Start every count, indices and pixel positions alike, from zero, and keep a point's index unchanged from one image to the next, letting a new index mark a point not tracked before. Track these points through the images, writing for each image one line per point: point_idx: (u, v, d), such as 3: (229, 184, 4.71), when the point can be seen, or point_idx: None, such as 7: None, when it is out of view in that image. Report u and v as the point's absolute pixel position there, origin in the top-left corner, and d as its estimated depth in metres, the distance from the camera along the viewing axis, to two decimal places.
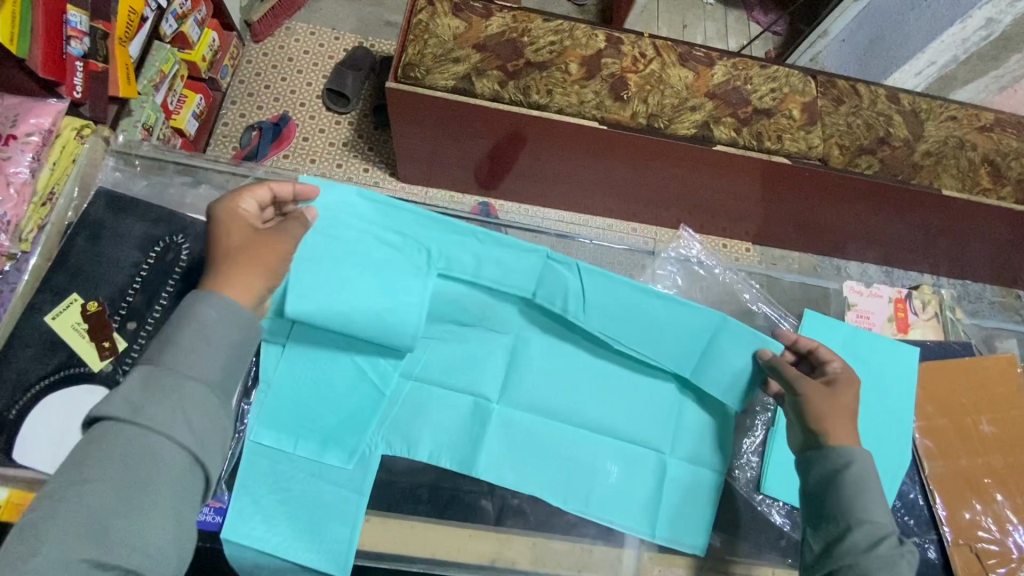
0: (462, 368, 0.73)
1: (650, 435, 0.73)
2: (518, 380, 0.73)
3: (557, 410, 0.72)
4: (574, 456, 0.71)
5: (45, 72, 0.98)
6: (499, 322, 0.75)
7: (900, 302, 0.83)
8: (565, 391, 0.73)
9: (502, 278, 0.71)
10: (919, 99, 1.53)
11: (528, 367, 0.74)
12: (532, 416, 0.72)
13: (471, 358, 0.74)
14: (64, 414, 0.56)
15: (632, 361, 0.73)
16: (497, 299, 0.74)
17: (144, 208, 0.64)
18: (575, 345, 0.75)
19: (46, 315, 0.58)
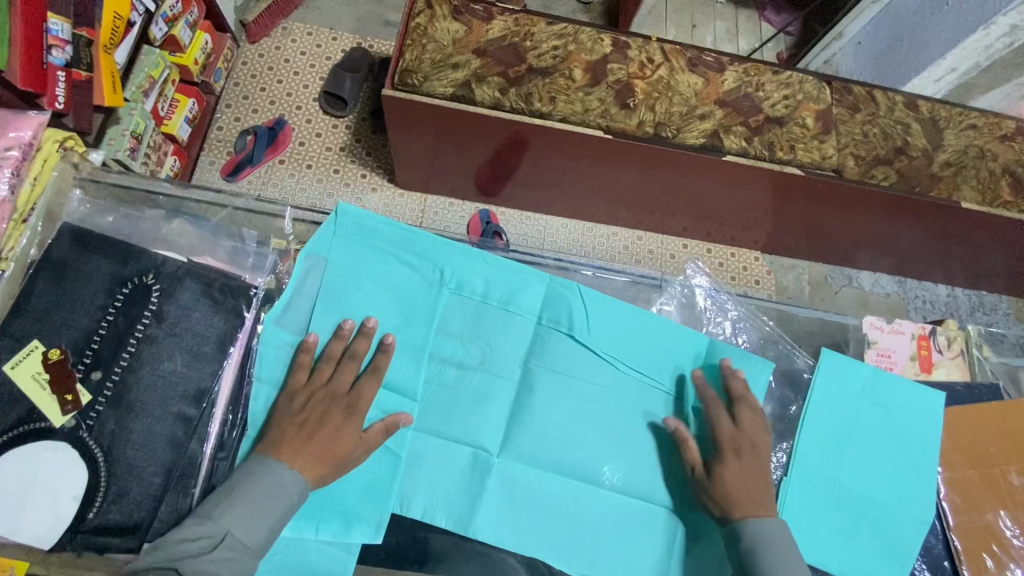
0: (464, 414, 0.66)
1: (659, 478, 0.68)
2: (523, 425, 0.67)
3: (564, 457, 0.67)
4: (578, 506, 0.66)
5: (24, 84, 0.93)
6: (505, 360, 0.68)
7: (924, 339, 0.76)
8: (572, 430, 0.67)
9: (509, 299, 0.70)
10: (938, 106, 1.46)
11: (535, 411, 0.67)
12: (536, 463, 0.66)
13: (473, 403, 0.67)
14: (22, 473, 0.52)
15: (640, 394, 0.69)
16: (506, 328, 0.69)
17: (112, 245, 0.59)
18: (586, 383, 0.69)
19: (4, 364, 0.54)
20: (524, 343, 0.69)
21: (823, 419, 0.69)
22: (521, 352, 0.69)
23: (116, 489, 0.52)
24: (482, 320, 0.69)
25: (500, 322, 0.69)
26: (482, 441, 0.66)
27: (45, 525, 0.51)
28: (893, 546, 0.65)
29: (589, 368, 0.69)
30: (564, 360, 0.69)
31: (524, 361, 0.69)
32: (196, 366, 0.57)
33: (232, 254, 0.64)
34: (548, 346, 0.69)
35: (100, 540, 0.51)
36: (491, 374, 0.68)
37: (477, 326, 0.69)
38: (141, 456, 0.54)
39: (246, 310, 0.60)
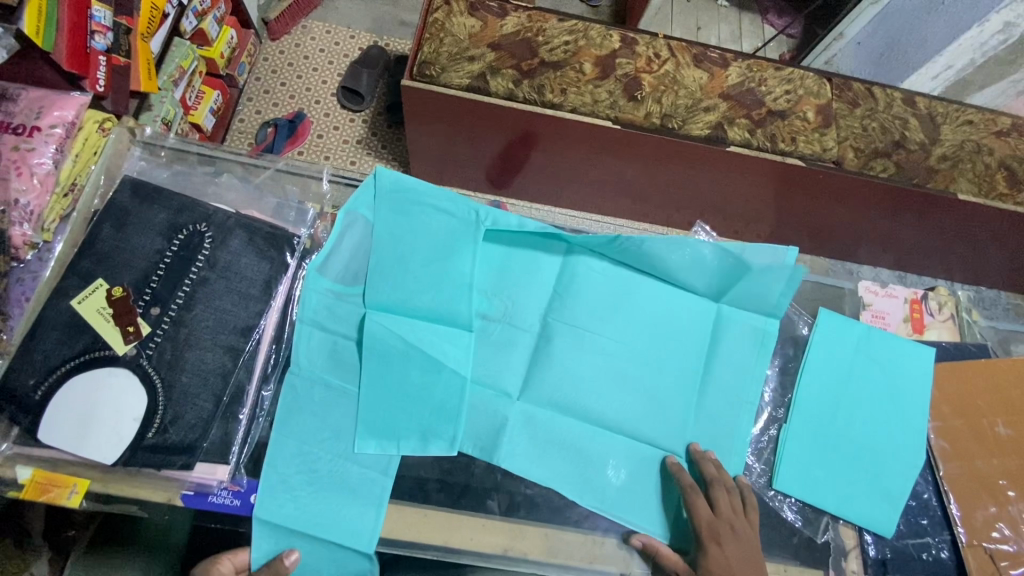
0: (488, 359, 0.71)
1: (666, 426, 0.72)
2: (543, 373, 0.72)
3: (581, 402, 0.71)
4: (590, 447, 0.70)
5: (69, 65, 0.96)
6: (524, 314, 0.74)
7: (917, 303, 0.83)
8: (586, 378, 0.72)
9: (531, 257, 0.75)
10: (935, 103, 1.52)
11: (554, 359, 0.73)
12: (554, 406, 0.71)
13: (496, 351, 0.72)
14: (87, 396, 0.58)
15: (651, 348, 0.74)
16: (526, 284, 0.75)
17: (166, 197, 0.65)
18: (602, 336, 0.74)
19: (72, 299, 0.60)
20: (543, 298, 0.75)
21: (820, 372, 0.74)
22: (541, 307, 0.75)
23: (172, 412, 0.58)
24: (505, 276, 0.75)
25: (520, 279, 0.75)
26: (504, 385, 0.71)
27: (108, 442, 0.57)
28: (886, 486, 0.70)
29: (604, 322, 0.74)
30: (580, 314, 0.74)
31: (543, 315, 0.74)
32: (243, 306, 0.63)
33: (275, 208, 0.70)
34: (566, 301, 0.75)
35: (158, 456, 0.57)
36: (513, 324, 0.73)
37: (500, 282, 0.74)
38: (195, 383, 0.59)
39: (289, 257, 0.66)
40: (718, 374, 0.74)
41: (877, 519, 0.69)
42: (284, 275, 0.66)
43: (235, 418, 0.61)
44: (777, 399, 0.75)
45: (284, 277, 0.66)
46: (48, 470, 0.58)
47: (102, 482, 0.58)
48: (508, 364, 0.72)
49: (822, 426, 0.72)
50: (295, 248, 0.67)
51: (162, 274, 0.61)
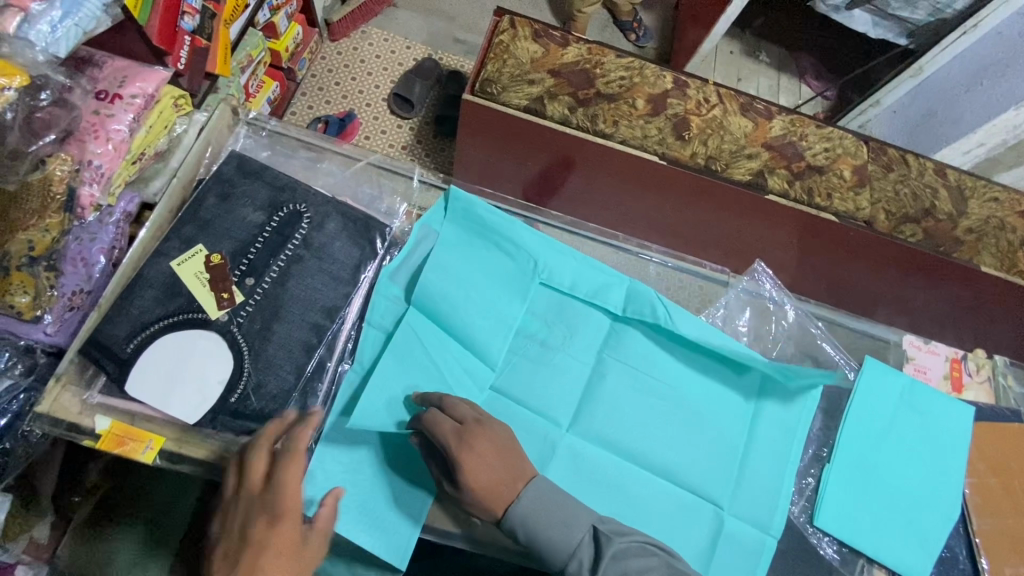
0: (542, 392, 0.71)
1: (705, 475, 0.71)
2: (592, 409, 0.72)
3: (623, 440, 0.71)
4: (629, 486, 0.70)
5: (159, 41, 0.99)
6: (583, 346, 0.74)
7: (957, 362, 0.85)
8: (634, 417, 0.72)
9: (593, 292, 0.76)
10: (965, 177, 1.58)
11: (604, 398, 0.72)
12: (604, 443, 0.71)
13: (549, 380, 0.72)
14: (176, 355, 0.59)
15: (696, 395, 0.75)
16: (585, 317, 0.75)
17: (268, 175, 0.68)
18: (656, 379, 0.74)
19: (172, 261, 0.62)
20: (598, 334, 0.75)
21: (865, 415, 0.76)
22: (596, 343, 0.75)
23: (256, 380, 0.60)
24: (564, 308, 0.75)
25: (581, 310, 0.75)
26: (553, 418, 0.71)
27: (192, 402, 0.58)
28: (922, 535, 0.72)
29: (656, 366, 0.75)
30: (633, 355, 0.75)
31: (598, 351, 0.75)
32: (333, 287, 0.65)
33: (366, 199, 0.75)
34: (621, 341, 0.76)
35: (238, 422, 0.59)
36: (569, 355, 0.73)
37: (561, 313, 0.75)
38: (281, 355, 0.61)
39: (378, 244, 0.69)
40: (766, 432, 0.74)
41: (911, 566, 0.70)
42: (372, 262, 0.68)
43: (314, 393, 0.63)
44: (822, 439, 0.76)
45: (371, 264, 0.69)
46: (125, 422, 0.58)
47: (177, 440, 0.59)
48: (558, 393, 0.72)
49: (863, 466, 0.74)
50: (384, 236, 0.71)
51: (260, 247, 0.64)
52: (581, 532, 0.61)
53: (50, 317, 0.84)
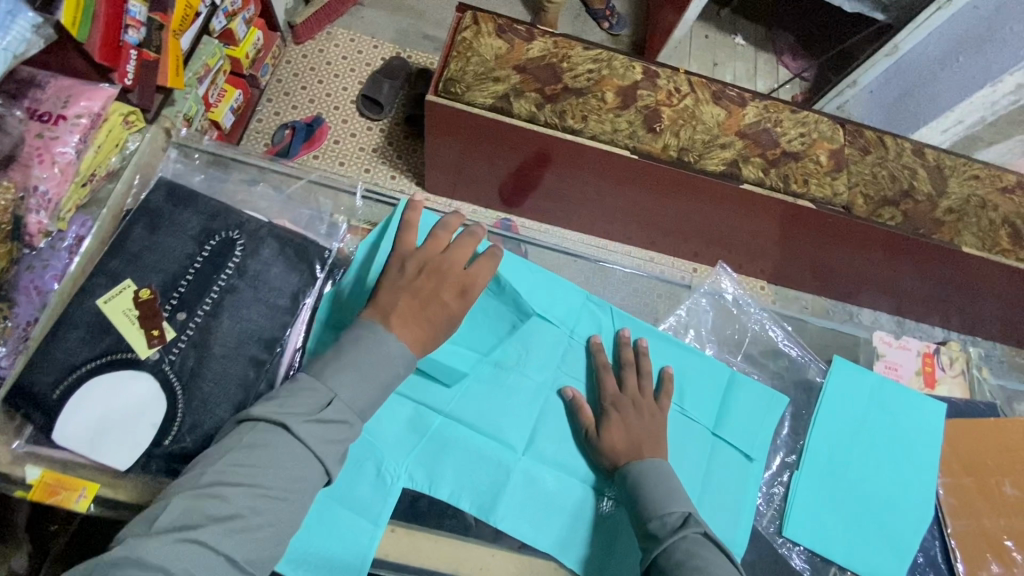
0: (496, 414, 0.70)
1: None
2: (547, 431, 0.71)
3: (579, 460, 0.70)
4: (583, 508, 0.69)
5: (101, 56, 0.94)
6: (537, 366, 0.74)
7: (929, 357, 0.85)
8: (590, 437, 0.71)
9: (547, 309, 0.76)
10: (944, 156, 1.55)
11: (559, 417, 0.72)
12: (559, 465, 0.70)
13: (503, 401, 0.71)
14: (104, 399, 0.57)
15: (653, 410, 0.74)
16: (540, 334, 0.75)
17: (203, 204, 0.65)
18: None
19: (98, 299, 0.60)
20: (554, 351, 0.75)
21: (833, 416, 0.75)
22: (553, 361, 0.75)
23: (190, 421, 0.57)
24: (519, 325, 0.75)
25: (536, 327, 0.75)
26: (507, 441, 0.70)
27: (123, 447, 0.56)
28: (895, 539, 0.70)
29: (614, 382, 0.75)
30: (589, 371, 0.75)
31: (555, 369, 0.74)
32: (270, 317, 0.63)
33: (309, 222, 0.72)
34: (576, 357, 0.76)
35: (173, 466, 0.56)
36: (524, 374, 0.73)
37: (514, 332, 0.75)
38: (216, 392, 0.59)
39: (319, 271, 0.66)
40: (730, 443, 0.73)
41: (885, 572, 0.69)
42: (313, 288, 0.66)
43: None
44: (790, 444, 0.75)
45: (312, 290, 0.66)
46: (57, 469, 0.57)
47: (112, 487, 0.57)
48: (511, 417, 0.71)
49: (832, 472, 0.73)
50: (325, 261, 0.68)
51: (191, 280, 0.62)
52: (677, 507, 0.61)
53: (4, 352, 0.79)
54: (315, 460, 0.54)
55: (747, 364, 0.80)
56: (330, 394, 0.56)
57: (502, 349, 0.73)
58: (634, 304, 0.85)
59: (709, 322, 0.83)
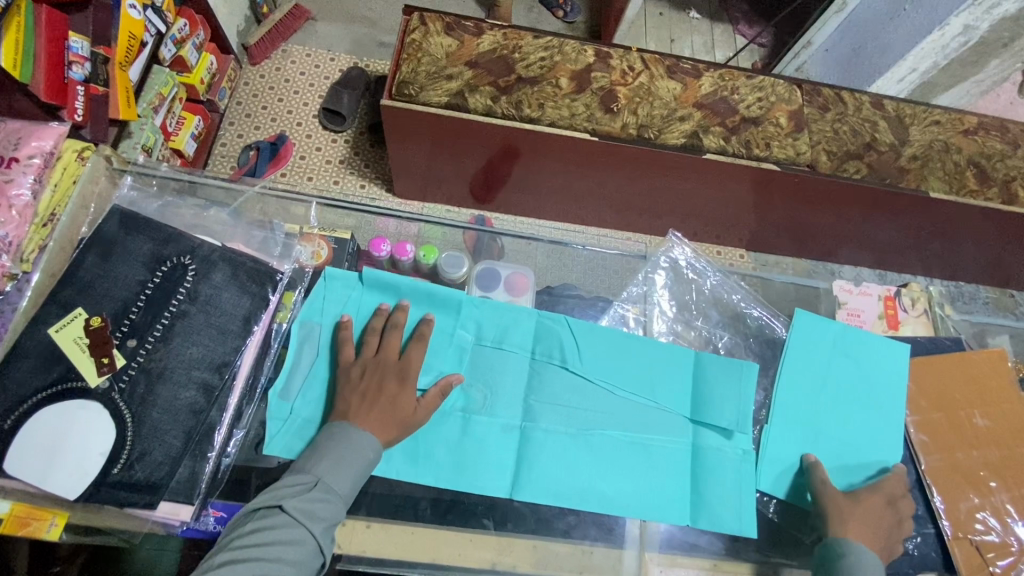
0: (471, 459, 0.67)
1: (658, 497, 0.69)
2: (530, 462, 0.68)
3: (573, 487, 0.68)
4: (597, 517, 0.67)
5: (48, 96, 0.94)
6: (505, 397, 0.71)
7: (890, 300, 0.89)
8: (575, 457, 0.69)
9: (501, 338, 0.73)
10: (903, 105, 1.55)
11: (540, 450, 0.69)
12: (552, 496, 0.67)
13: (479, 441, 0.68)
14: (54, 428, 0.57)
15: (634, 416, 0.72)
16: (499, 363, 0.72)
17: (153, 228, 0.65)
18: (590, 410, 0.71)
19: (50, 328, 0.60)
20: (520, 378, 0.72)
21: (799, 377, 0.77)
22: (519, 387, 0.71)
23: (140, 448, 0.57)
24: (475, 359, 0.72)
25: (493, 359, 0.72)
26: (490, 486, 0.67)
27: (72, 477, 0.55)
28: (872, 465, 0.73)
29: (590, 399, 0.72)
30: (560, 390, 0.72)
31: (523, 398, 0.71)
32: (221, 341, 0.63)
33: (261, 241, 0.72)
34: (543, 379, 0.72)
35: (122, 494, 0.56)
36: (492, 413, 0.69)
37: (473, 368, 0.71)
38: (166, 420, 0.59)
39: (271, 293, 0.67)
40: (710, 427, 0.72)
41: None
42: (264, 311, 0.66)
43: (206, 454, 0.60)
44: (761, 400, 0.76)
45: (264, 313, 0.66)
46: (24, 502, 0.56)
47: (82, 515, 0.58)
48: (490, 452, 0.68)
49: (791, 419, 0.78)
50: (278, 284, 0.68)
51: (142, 306, 0.61)
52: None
53: None
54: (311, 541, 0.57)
55: (712, 329, 0.83)
56: (314, 478, 0.58)
57: (465, 387, 0.70)
58: (595, 280, 0.89)
59: (668, 288, 0.85)
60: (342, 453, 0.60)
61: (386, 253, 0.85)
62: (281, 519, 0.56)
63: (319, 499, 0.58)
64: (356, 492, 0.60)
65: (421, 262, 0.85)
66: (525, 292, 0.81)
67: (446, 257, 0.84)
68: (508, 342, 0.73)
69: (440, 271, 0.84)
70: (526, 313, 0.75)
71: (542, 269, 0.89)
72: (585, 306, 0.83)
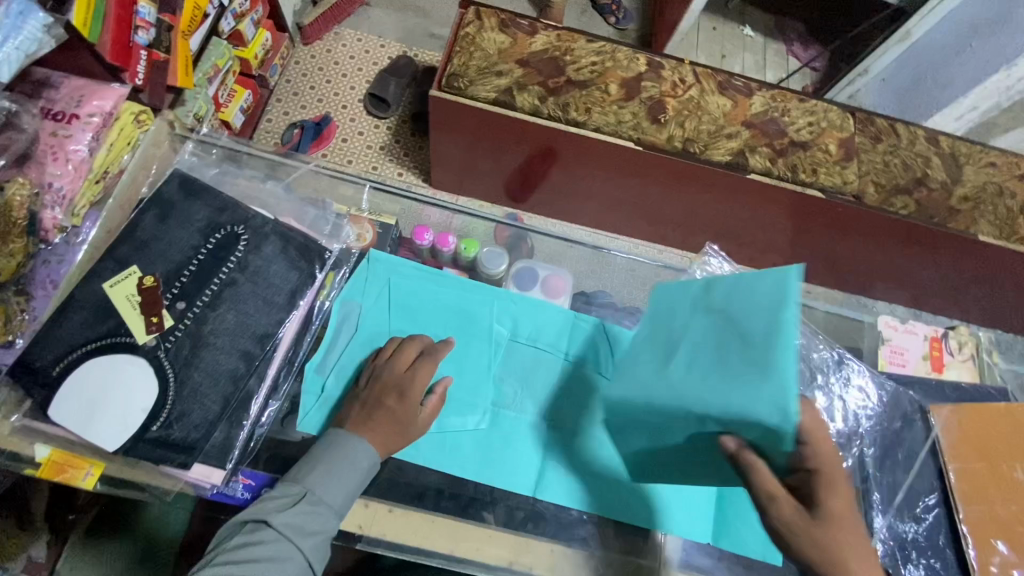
0: (497, 454, 0.69)
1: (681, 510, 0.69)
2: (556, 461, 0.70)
3: (596, 492, 0.69)
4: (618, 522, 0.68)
5: (112, 58, 0.93)
6: (536, 395, 0.72)
7: (936, 341, 0.91)
8: (601, 462, 0.70)
9: (536, 336, 0.75)
10: (958, 143, 1.50)
11: (566, 450, 0.70)
12: (573, 497, 0.68)
13: (505, 436, 0.70)
14: (100, 380, 0.58)
15: None
16: (532, 362, 0.74)
17: (210, 195, 0.67)
18: None
19: (104, 282, 0.61)
20: (552, 379, 0.73)
21: None
22: (551, 387, 0.73)
23: (179, 409, 0.58)
24: (509, 356, 0.74)
25: (526, 357, 0.74)
26: (515, 481, 0.68)
27: (113, 429, 0.57)
28: None
29: None
30: (590, 394, 0.73)
31: (553, 397, 0.72)
32: (266, 312, 0.64)
33: (313, 219, 0.73)
34: (574, 381, 0.73)
35: (158, 452, 0.57)
36: (522, 410, 0.71)
37: (507, 364, 0.73)
38: (207, 382, 0.60)
39: (319, 270, 0.68)
40: None
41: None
42: (310, 287, 0.67)
43: (240, 422, 0.61)
44: None
45: (309, 290, 0.67)
46: (66, 449, 0.58)
47: (118, 467, 0.59)
48: (517, 448, 0.70)
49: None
50: (326, 261, 0.69)
51: (193, 270, 0.63)
52: None
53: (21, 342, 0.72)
54: (297, 555, 0.55)
55: None
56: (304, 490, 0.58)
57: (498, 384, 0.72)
58: (633, 290, 0.88)
59: None
60: (332, 463, 0.59)
61: (428, 242, 0.85)
62: (269, 533, 0.55)
63: (309, 511, 0.57)
64: (350, 503, 0.59)
65: (461, 255, 0.85)
66: (561, 295, 0.81)
67: (486, 252, 0.85)
68: (543, 342, 0.75)
69: (478, 265, 0.85)
70: (563, 315, 0.76)
71: (579, 273, 0.89)
72: (621, 315, 0.82)
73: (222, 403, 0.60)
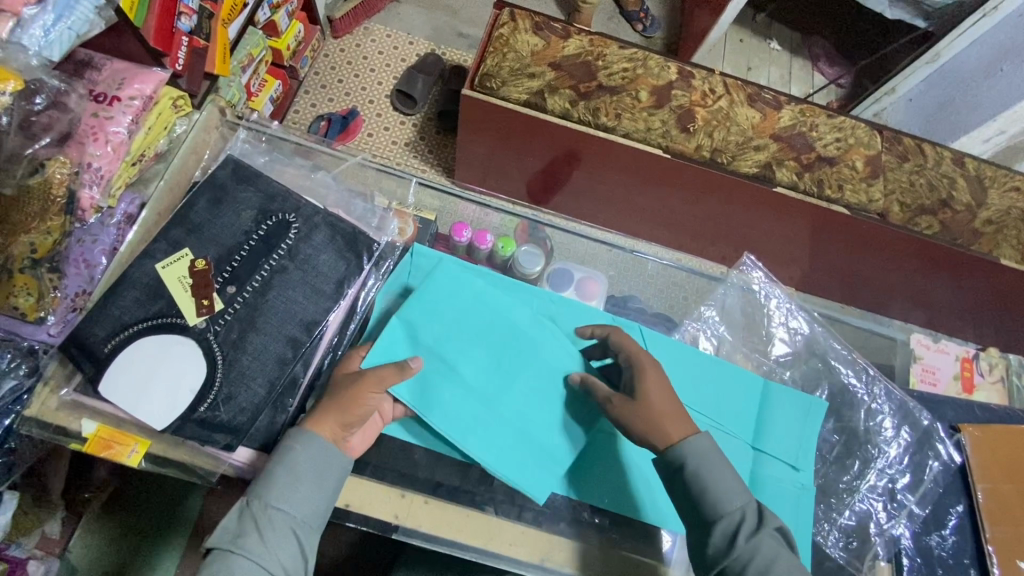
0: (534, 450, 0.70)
1: None
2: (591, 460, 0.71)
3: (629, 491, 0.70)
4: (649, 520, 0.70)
5: (156, 42, 0.87)
6: None
7: (967, 361, 0.92)
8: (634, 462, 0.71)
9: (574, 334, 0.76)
10: (984, 166, 1.51)
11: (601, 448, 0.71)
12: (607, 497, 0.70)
13: None
14: (150, 358, 0.59)
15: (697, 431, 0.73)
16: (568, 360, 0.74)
17: (263, 182, 0.68)
18: None
19: (157, 263, 0.62)
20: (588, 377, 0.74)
21: None
22: None
23: (226, 391, 0.59)
24: None
25: None
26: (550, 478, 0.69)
27: (161, 407, 0.58)
28: None
29: None
30: None
31: None
32: (313, 300, 0.65)
33: (360, 212, 0.75)
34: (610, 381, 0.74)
35: (204, 432, 0.58)
36: None
37: None
38: (254, 366, 0.61)
39: (366, 262, 0.68)
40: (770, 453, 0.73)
41: None
42: (357, 278, 0.67)
43: (284, 407, 0.61)
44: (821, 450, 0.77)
45: (356, 280, 0.68)
46: (113, 425, 0.59)
47: (163, 446, 0.60)
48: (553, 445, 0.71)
49: (844, 458, 0.78)
50: (373, 253, 0.70)
51: (244, 255, 0.64)
52: None
53: (54, 318, 0.76)
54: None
55: (776, 363, 0.83)
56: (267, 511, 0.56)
57: None
58: (664, 298, 0.89)
59: (740, 314, 0.86)
60: (293, 478, 0.58)
61: (466, 239, 0.85)
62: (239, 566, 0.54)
63: (279, 533, 0.56)
64: (319, 511, 0.58)
65: (497, 253, 0.85)
66: (595, 298, 0.82)
67: (523, 253, 0.85)
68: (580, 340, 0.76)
69: (515, 264, 0.85)
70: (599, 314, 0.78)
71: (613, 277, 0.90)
72: (655, 322, 0.83)
73: (268, 387, 0.61)
